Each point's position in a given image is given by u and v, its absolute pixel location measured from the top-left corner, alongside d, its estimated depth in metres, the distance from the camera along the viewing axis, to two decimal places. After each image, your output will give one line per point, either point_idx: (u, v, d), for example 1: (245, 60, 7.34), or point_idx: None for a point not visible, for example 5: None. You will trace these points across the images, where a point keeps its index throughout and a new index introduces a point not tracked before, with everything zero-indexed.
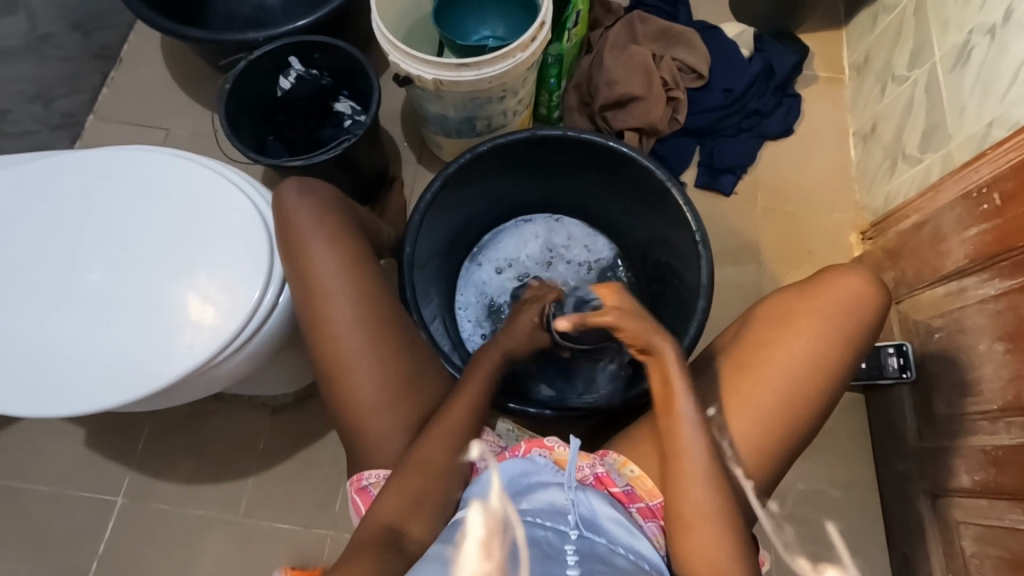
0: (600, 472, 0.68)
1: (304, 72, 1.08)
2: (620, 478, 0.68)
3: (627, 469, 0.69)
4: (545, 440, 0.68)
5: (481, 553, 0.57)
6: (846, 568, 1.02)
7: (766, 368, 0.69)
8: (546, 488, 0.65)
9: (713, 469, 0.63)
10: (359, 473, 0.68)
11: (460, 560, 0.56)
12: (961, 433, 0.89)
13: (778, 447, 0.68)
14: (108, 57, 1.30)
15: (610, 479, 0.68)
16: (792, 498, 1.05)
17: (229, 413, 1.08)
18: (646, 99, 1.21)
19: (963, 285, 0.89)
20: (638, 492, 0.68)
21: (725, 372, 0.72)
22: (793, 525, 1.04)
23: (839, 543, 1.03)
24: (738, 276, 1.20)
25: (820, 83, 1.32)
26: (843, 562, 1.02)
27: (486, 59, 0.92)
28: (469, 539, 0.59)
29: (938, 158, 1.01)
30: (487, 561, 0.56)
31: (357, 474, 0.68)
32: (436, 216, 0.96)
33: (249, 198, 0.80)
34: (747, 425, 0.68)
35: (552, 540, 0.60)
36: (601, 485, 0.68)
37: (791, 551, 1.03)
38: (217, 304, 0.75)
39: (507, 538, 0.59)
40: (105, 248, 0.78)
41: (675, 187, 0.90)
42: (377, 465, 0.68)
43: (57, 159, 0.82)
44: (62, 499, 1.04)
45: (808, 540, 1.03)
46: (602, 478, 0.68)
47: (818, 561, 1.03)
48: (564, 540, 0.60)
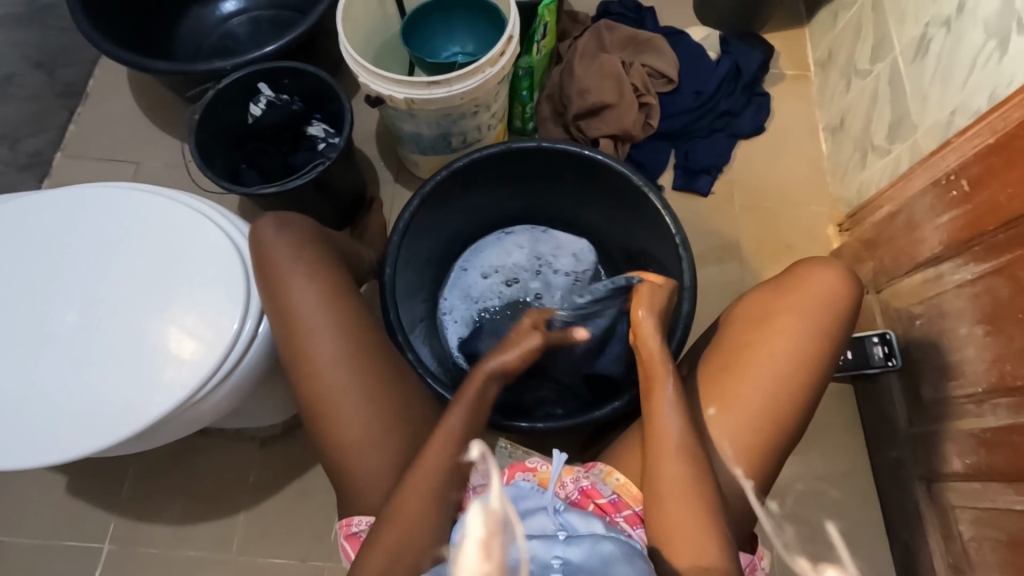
0: (585, 484, 0.68)
1: (274, 97, 1.06)
2: (605, 487, 0.68)
3: (613, 477, 0.69)
4: (527, 463, 0.69)
5: (481, 554, 0.56)
6: (850, 559, 1.02)
7: (750, 366, 0.70)
8: (534, 512, 0.63)
9: (694, 461, 0.64)
10: (347, 518, 0.67)
11: (460, 560, 0.56)
12: (949, 417, 0.89)
13: (767, 445, 0.68)
14: (73, 93, 1.28)
15: (596, 491, 0.68)
16: (789, 495, 1.05)
17: (217, 448, 1.06)
18: (618, 105, 1.22)
19: (940, 271, 0.90)
20: (625, 500, 0.67)
21: (711, 374, 0.72)
22: (793, 521, 1.04)
23: (841, 536, 1.03)
24: (722, 276, 1.21)
25: (787, 81, 1.35)
26: (846, 555, 1.02)
27: (456, 75, 0.92)
28: (468, 540, 0.58)
29: (906, 147, 1.03)
30: (487, 562, 0.56)
31: (345, 520, 0.67)
32: (416, 234, 0.95)
33: (224, 229, 0.78)
34: (734, 426, 0.68)
35: (538, 550, 0.57)
36: (587, 498, 0.67)
37: (793, 548, 1.03)
38: (194, 338, 0.73)
39: (508, 539, 0.58)
40: (75, 290, 0.75)
41: (652, 191, 0.90)
42: (366, 510, 0.66)
43: (21, 203, 0.80)
44: (45, 551, 1.00)
45: (810, 535, 1.03)
46: (588, 491, 0.67)
47: (816, 559, 1.02)
48: (552, 547, 0.57)
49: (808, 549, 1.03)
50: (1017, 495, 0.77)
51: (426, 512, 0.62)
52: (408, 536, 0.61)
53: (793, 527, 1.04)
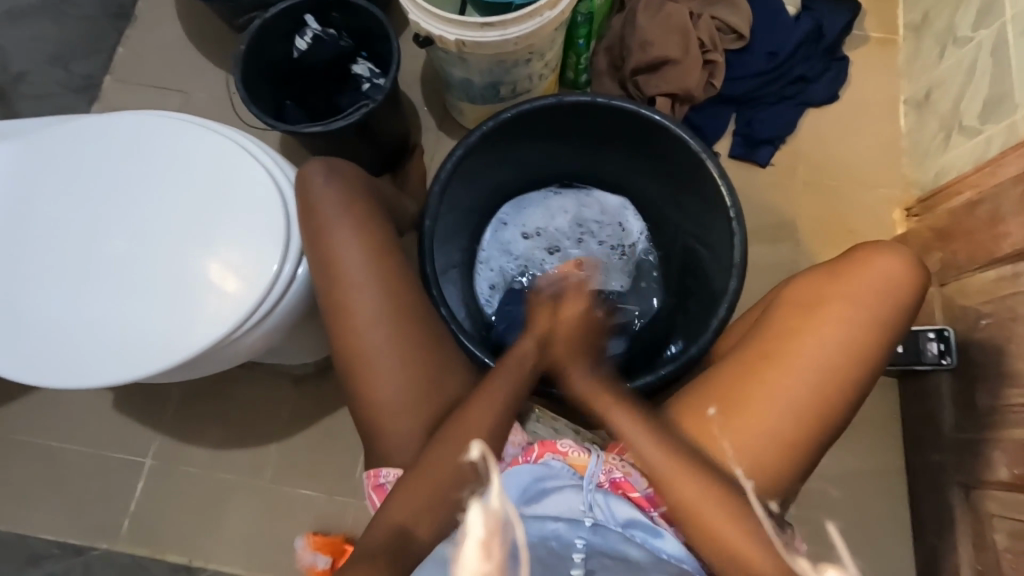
0: (617, 476, 0.66)
1: (321, 31, 1.02)
2: (639, 481, 0.66)
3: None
4: (558, 444, 0.66)
5: (481, 553, 0.48)
6: (869, 551, 1.00)
7: (792, 355, 0.66)
8: (562, 491, 0.64)
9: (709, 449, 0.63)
10: (376, 469, 0.68)
11: None
12: (1003, 425, 0.85)
13: (804, 438, 0.65)
14: (122, 15, 1.27)
15: (631, 483, 0.66)
16: (811, 482, 1.03)
17: (252, 381, 1.09)
18: (681, 62, 1.13)
19: (1019, 270, 0.83)
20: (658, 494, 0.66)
21: (749, 360, 0.68)
22: (816, 508, 1.02)
23: (863, 526, 1.02)
24: (771, 254, 1.15)
25: (871, 45, 1.22)
26: (865, 545, 1.01)
27: (512, 18, 0.86)
28: (467, 537, 0.49)
29: (1000, 130, 0.93)
30: (487, 563, 0.48)
31: (374, 470, 0.68)
32: (458, 184, 0.92)
33: (268, 168, 0.77)
34: (769, 415, 0.65)
35: (562, 532, 0.62)
36: (620, 489, 0.66)
37: (812, 535, 1.02)
38: (236, 276, 0.73)
39: (507, 538, 0.51)
40: (124, 218, 0.76)
41: (711, 159, 0.84)
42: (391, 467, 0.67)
43: (71, 126, 0.80)
44: (93, 459, 1.08)
45: (831, 524, 1.02)
46: (620, 482, 0.66)
47: (832, 543, 1.02)
48: (576, 530, 0.62)
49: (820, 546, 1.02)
50: None
51: (453, 470, 0.63)
52: (436, 494, 0.62)
53: (813, 515, 1.02)
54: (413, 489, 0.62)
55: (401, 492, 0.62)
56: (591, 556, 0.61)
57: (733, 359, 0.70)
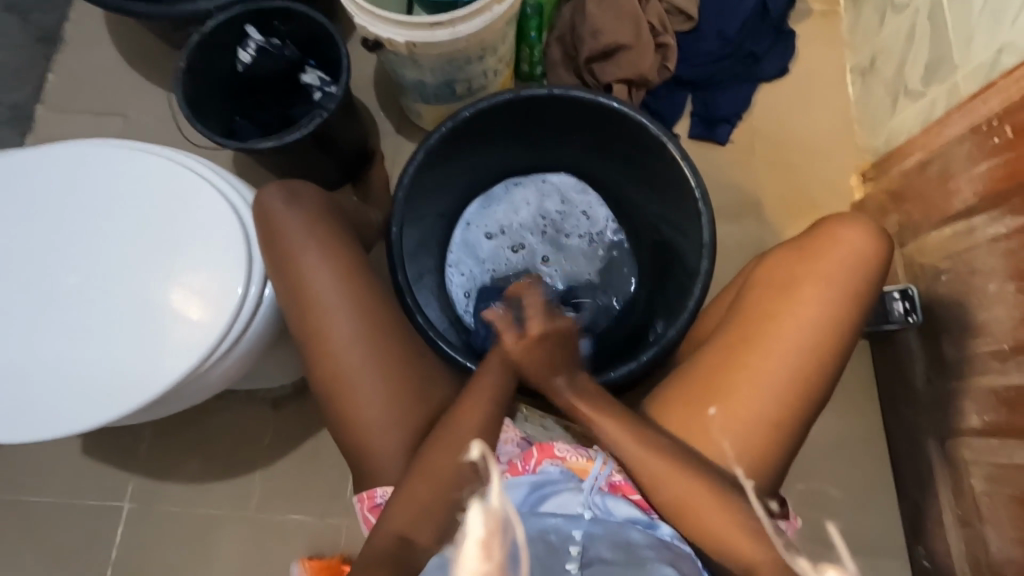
0: (616, 479, 0.66)
1: (264, 42, 0.98)
2: None
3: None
4: (555, 450, 0.66)
5: (481, 553, 0.46)
6: (856, 506, 1.04)
7: (771, 335, 0.67)
8: (562, 496, 0.64)
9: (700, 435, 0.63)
10: (371, 490, 0.66)
11: None
12: (969, 375, 0.88)
13: (791, 413, 0.66)
14: (50, 40, 1.20)
15: (630, 487, 0.66)
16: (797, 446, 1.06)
17: (229, 409, 1.06)
18: (633, 47, 1.14)
19: (972, 224, 0.86)
20: None
21: (729, 344, 0.69)
22: (802, 472, 1.05)
23: (847, 483, 1.05)
24: (738, 230, 1.17)
25: (814, 17, 1.25)
26: (852, 501, 1.04)
27: (461, 15, 0.85)
28: (466, 539, 0.47)
29: (942, 91, 0.96)
30: (487, 563, 0.46)
31: (368, 492, 0.66)
32: (421, 187, 0.90)
33: (220, 188, 0.74)
34: (755, 397, 0.66)
35: (561, 526, 0.61)
36: (621, 491, 0.66)
37: (802, 497, 1.05)
38: (199, 304, 0.70)
39: (507, 540, 0.48)
40: (71, 256, 0.72)
41: (671, 142, 0.85)
42: (382, 484, 0.65)
43: (3, 162, 0.75)
44: (66, 509, 1.02)
45: (818, 486, 1.05)
46: (618, 484, 0.66)
47: (824, 504, 1.05)
48: (574, 523, 0.61)
49: (815, 542, 1.04)
50: None
51: (447, 478, 0.62)
52: (434, 504, 0.61)
53: (801, 483, 1.05)
54: (409, 501, 0.61)
55: (397, 507, 0.61)
56: (589, 548, 0.60)
57: (716, 344, 0.71)
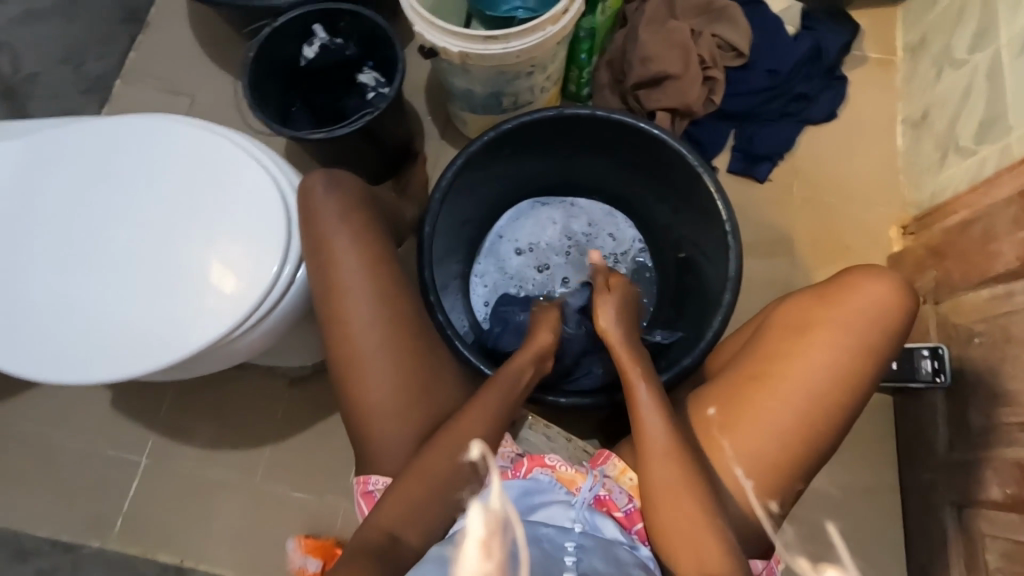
0: (602, 494, 0.67)
1: (329, 40, 1.05)
2: (620, 498, 0.67)
3: (625, 477, 0.69)
4: (547, 458, 0.67)
5: (481, 553, 0.52)
6: (862, 565, 1.00)
7: (780, 377, 0.67)
8: (549, 506, 0.64)
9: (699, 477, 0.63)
10: (366, 476, 0.68)
11: (460, 560, 0.52)
12: (996, 444, 0.84)
13: (793, 457, 0.65)
14: (136, 20, 1.29)
15: (614, 504, 0.67)
16: (804, 495, 1.03)
17: (249, 381, 1.10)
18: (681, 78, 1.15)
19: (1012, 289, 0.84)
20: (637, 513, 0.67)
21: (738, 381, 0.69)
22: (808, 522, 1.02)
23: (852, 538, 1.02)
24: (768, 269, 1.16)
25: (870, 65, 1.24)
26: (858, 558, 1.01)
27: (515, 32, 0.88)
28: (468, 539, 0.54)
29: (994, 151, 0.94)
30: (487, 561, 0.51)
31: (363, 477, 0.68)
32: (457, 194, 0.93)
33: (269, 171, 0.78)
34: (758, 439, 0.65)
35: (553, 536, 0.60)
36: (605, 507, 0.67)
37: (799, 548, 1.02)
38: (237, 276, 0.74)
39: (507, 539, 0.54)
40: (128, 218, 0.78)
41: (707, 173, 0.85)
42: (383, 473, 0.67)
43: (79, 126, 0.82)
44: (87, 456, 1.08)
45: (806, 536, 1.02)
46: (604, 500, 0.67)
47: (817, 557, 1.01)
48: (565, 534, 0.61)
49: (814, 542, 1.02)
50: None
51: (446, 474, 0.64)
52: (432, 496, 0.63)
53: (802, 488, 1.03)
54: (406, 492, 0.63)
55: (396, 494, 0.63)
56: (584, 560, 0.57)
57: (725, 380, 0.70)
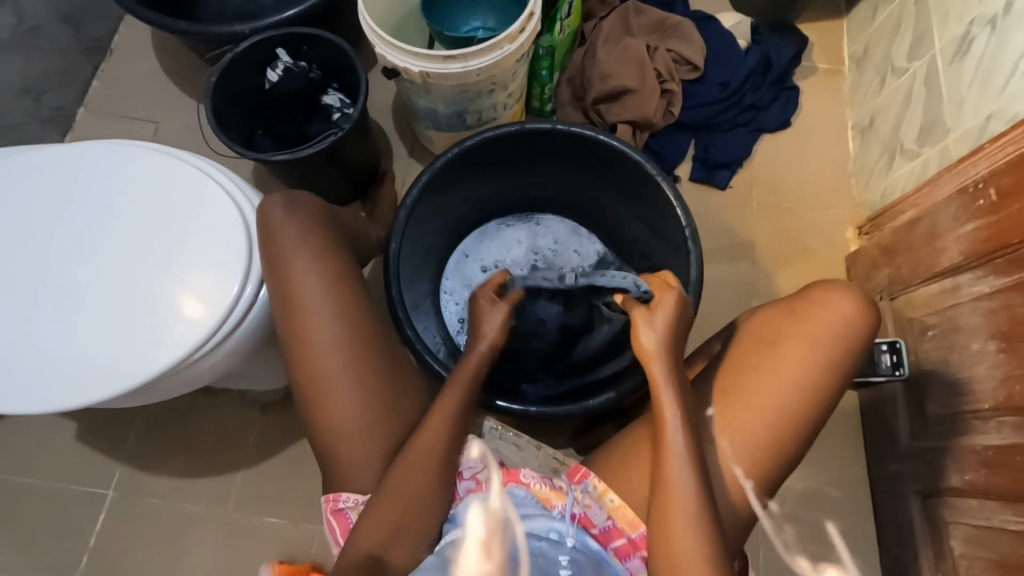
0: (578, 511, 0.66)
1: (292, 64, 1.06)
2: (598, 515, 0.67)
3: (608, 498, 0.67)
4: (521, 473, 0.67)
5: (482, 553, 0.59)
6: (842, 564, 1.01)
7: (752, 388, 0.68)
8: (534, 518, 0.65)
9: (705, 509, 0.61)
10: (336, 493, 0.68)
11: (460, 560, 0.58)
12: (953, 433, 0.87)
13: (763, 470, 0.66)
14: (98, 49, 1.29)
15: (589, 518, 0.67)
16: (788, 497, 1.05)
17: (219, 406, 1.08)
18: (639, 92, 1.19)
19: (958, 282, 0.87)
20: (616, 529, 0.66)
21: (709, 396, 0.70)
22: (791, 522, 1.03)
23: (837, 539, 1.03)
24: (732, 273, 1.19)
25: (819, 75, 1.30)
26: (837, 554, 1.02)
27: (474, 51, 0.91)
28: (469, 539, 0.61)
29: (935, 153, 0.99)
30: (487, 561, 0.58)
31: (334, 494, 0.68)
32: (424, 210, 0.95)
33: (229, 192, 0.79)
34: (733, 449, 0.66)
35: (546, 550, 0.62)
36: (581, 524, 0.66)
37: (789, 548, 1.03)
38: (198, 298, 0.74)
39: (507, 537, 0.61)
40: (85, 245, 0.77)
41: (666, 181, 0.88)
42: (355, 490, 0.67)
43: (34, 154, 0.81)
44: (51, 493, 1.05)
45: (807, 537, 1.03)
46: (580, 517, 0.66)
47: (817, 557, 1.02)
48: (557, 548, 0.63)
49: (815, 543, 1.02)
50: (1013, 515, 0.76)
51: (414, 491, 0.63)
52: (407, 517, 0.62)
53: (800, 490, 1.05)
54: (373, 514, 0.62)
55: (372, 519, 0.62)
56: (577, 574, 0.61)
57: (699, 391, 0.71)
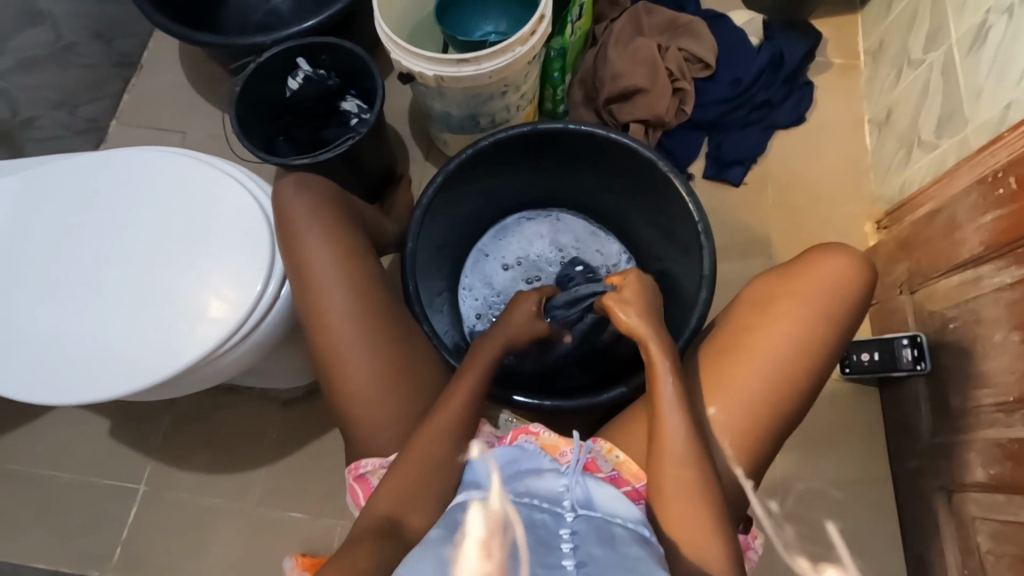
0: (586, 457, 0.66)
1: (311, 72, 1.09)
2: (605, 463, 0.67)
3: (613, 454, 0.68)
4: (530, 426, 0.67)
5: (481, 553, 0.54)
6: (856, 565, 1.00)
7: (749, 349, 0.68)
8: (539, 474, 0.64)
9: (695, 456, 0.63)
10: (358, 461, 0.70)
11: (460, 560, 0.53)
12: (976, 426, 0.85)
13: (761, 428, 0.66)
14: (129, 64, 1.35)
15: (595, 464, 0.67)
16: (789, 496, 1.03)
17: (244, 404, 1.12)
18: (651, 91, 1.20)
19: (979, 274, 0.86)
20: (625, 476, 0.67)
21: (709, 359, 0.70)
22: (804, 525, 1.02)
23: (836, 539, 1.01)
24: (747, 269, 1.18)
25: (833, 70, 1.29)
26: (856, 556, 1.00)
27: (485, 54, 0.93)
28: (469, 538, 0.55)
29: (953, 144, 0.98)
30: (487, 562, 0.53)
31: (356, 463, 0.70)
32: (439, 210, 0.97)
33: (253, 194, 0.82)
34: (730, 407, 0.67)
35: (548, 523, 0.58)
36: (588, 469, 0.66)
37: (789, 548, 1.01)
38: (223, 295, 0.77)
39: (507, 539, 0.55)
40: (118, 246, 0.81)
41: (678, 179, 0.89)
42: (376, 454, 0.69)
43: (72, 161, 0.86)
44: (86, 486, 1.09)
45: (807, 537, 1.01)
46: (588, 463, 0.66)
47: (817, 557, 1.01)
48: (558, 521, 0.59)
49: (815, 543, 1.01)
50: None
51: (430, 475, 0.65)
52: (421, 487, 0.64)
53: (801, 489, 1.03)
54: (389, 498, 0.63)
55: (390, 481, 0.64)
56: (580, 548, 0.56)
57: (700, 355, 0.72)
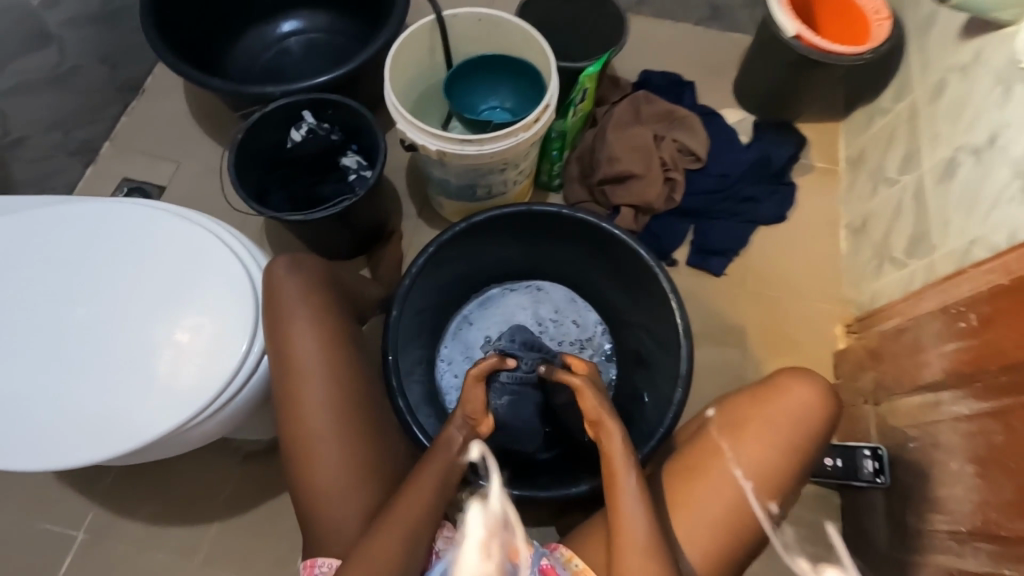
0: (544, 563, 0.67)
1: (315, 126, 1.11)
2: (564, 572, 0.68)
3: (572, 562, 0.69)
4: None
5: (482, 552, 0.64)
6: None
7: (715, 469, 0.70)
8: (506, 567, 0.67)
9: (659, 561, 0.63)
10: (314, 559, 0.69)
11: (462, 560, 0.63)
12: (930, 549, 0.88)
13: (727, 546, 0.68)
14: (131, 89, 1.35)
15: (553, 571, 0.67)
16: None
17: (202, 452, 1.08)
18: (643, 177, 1.25)
19: (939, 399, 0.89)
20: None
21: (676, 476, 0.72)
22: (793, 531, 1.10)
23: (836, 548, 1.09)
24: (722, 359, 1.21)
25: (815, 173, 1.36)
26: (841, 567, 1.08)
27: (489, 136, 0.96)
28: (469, 538, 0.65)
29: (922, 266, 1.03)
30: (487, 561, 0.63)
31: (311, 560, 0.69)
32: (425, 281, 0.97)
33: (242, 260, 0.81)
34: (696, 522, 0.68)
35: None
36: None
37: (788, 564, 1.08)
38: (199, 365, 0.75)
39: (506, 539, 0.66)
40: (95, 303, 0.79)
41: (660, 271, 0.92)
42: (332, 555, 0.68)
43: (57, 209, 0.83)
44: (22, 528, 1.03)
45: (807, 542, 1.10)
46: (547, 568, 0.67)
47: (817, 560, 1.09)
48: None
49: (815, 547, 1.10)
50: None
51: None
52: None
53: None
54: None
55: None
56: None
57: (671, 467, 0.74)
